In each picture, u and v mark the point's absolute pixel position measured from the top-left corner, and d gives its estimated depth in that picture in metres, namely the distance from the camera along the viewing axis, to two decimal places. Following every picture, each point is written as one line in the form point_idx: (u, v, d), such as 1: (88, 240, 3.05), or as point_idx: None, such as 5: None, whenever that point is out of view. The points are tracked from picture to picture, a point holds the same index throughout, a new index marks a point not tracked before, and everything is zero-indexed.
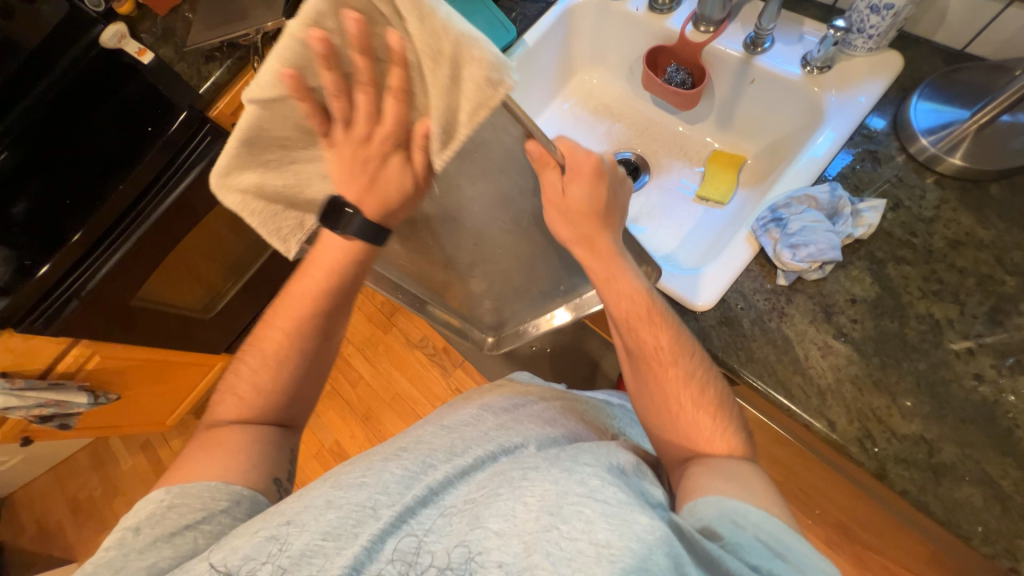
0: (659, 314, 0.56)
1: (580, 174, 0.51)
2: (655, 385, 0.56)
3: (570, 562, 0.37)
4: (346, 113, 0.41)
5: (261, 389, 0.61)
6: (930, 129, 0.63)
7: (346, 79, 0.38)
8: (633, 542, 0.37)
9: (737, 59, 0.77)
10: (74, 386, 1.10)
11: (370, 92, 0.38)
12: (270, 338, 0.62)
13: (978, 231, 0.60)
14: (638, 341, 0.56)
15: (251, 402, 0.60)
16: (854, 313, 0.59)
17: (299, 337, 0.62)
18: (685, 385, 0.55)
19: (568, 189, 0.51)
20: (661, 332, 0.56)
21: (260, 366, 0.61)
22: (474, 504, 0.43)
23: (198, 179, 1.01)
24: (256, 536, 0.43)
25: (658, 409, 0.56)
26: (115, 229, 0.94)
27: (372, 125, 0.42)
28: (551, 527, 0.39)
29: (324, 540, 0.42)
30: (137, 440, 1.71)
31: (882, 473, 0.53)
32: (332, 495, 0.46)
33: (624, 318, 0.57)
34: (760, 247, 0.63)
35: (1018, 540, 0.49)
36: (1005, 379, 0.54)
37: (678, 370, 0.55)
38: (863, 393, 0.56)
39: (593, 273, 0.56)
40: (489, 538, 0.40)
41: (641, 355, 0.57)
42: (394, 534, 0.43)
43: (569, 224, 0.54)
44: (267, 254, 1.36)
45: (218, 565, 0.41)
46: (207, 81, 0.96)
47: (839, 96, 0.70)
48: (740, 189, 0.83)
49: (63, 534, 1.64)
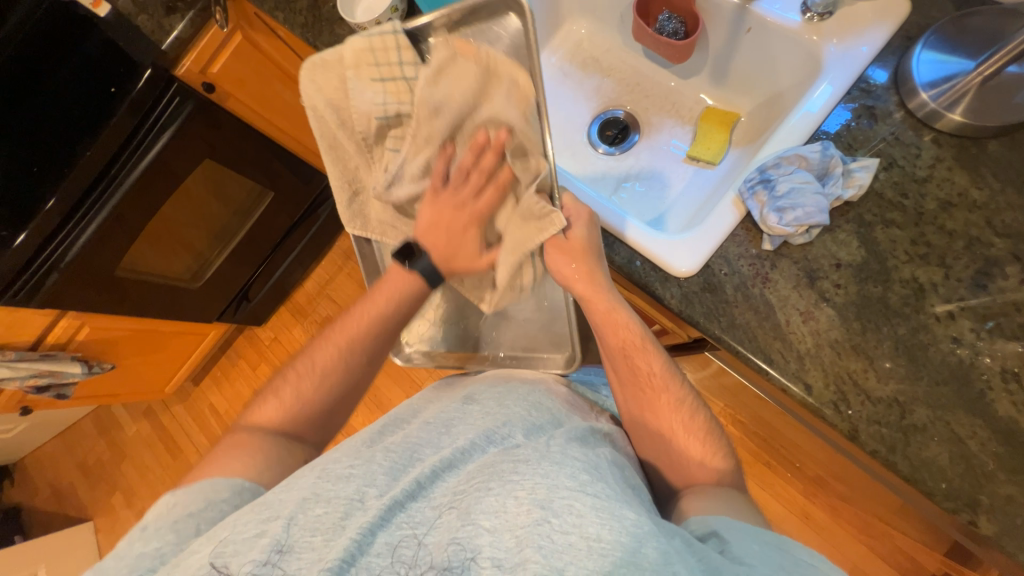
0: (652, 345, 0.59)
1: (578, 219, 0.59)
2: (649, 412, 0.58)
3: (561, 555, 0.39)
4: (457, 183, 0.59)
5: (304, 396, 0.62)
6: (932, 82, 0.60)
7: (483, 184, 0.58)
8: (624, 536, 0.39)
9: (733, 6, 0.71)
10: (67, 356, 1.11)
11: (490, 187, 0.58)
12: (321, 351, 0.64)
13: (972, 191, 0.58)
14: (631, 368, 0.59)
15: (288, 408, 0.62)
16: (838, 278, 0.58)
17: (349, 354, 0.64)
18: (677, 412, 0.57)
19: (571, 231, 0.58)
20: (653, 358, 0.59)
21: (306, 373, 0.63)
22: (465, 496, 0.45)
23: (172, 143, 0.96)
24: (246, 530, 0.43)
25: (653, 436, 0.58)
26: (89, 198, 0.91)
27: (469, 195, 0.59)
28: (543, 521, 0.41)
29: (312, 536, 0.43)
30: (139, 407, 1.74)
31: (853, 434, 0.54)
32: (319, 487, 0.46)
33: (617, 347, 0.59)
34: (747, 210, 0.61)
35: (979, 495, 0.51)
36: (983, 341, 0.54)
37: (671, 397, 0.58)
38: (841, 357, 0.56)
39: (592, 309, 0.59)
40: (481, 535, 0.41)
41: (635, 384, 0.59)
42: (384, 529, 0.43)
43: (569, 260, 0.58)
44: (251, 222, 1.31)
45: (218, 564, 0.41)
46: (170, 35, 0.87)
47: (839, 45, 0.66)
48: (731, 149, 0.80)
49: (76, 495, 1.71)
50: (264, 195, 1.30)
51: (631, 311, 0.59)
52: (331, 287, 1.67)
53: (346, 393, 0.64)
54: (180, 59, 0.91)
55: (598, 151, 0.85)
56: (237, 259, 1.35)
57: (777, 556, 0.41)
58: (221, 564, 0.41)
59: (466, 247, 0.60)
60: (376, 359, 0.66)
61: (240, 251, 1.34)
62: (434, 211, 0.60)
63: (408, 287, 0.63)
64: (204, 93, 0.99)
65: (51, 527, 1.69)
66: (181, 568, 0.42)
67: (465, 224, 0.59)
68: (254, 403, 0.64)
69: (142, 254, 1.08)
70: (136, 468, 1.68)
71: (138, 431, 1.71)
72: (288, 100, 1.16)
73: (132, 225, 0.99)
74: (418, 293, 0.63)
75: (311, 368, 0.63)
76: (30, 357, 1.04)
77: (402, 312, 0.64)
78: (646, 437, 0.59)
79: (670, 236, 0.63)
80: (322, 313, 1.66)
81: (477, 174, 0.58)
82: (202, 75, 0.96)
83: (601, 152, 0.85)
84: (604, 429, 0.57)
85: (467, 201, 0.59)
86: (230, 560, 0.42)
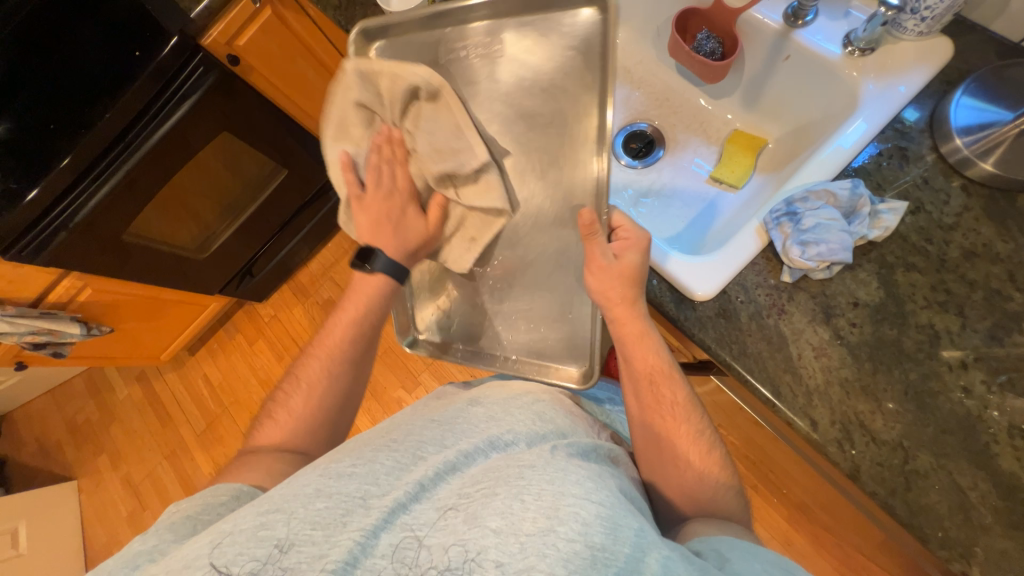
0: (679, 374, 0.59)
1: (630, 242, 0.58)
2: (665, 441, 0.57)
3: (567, 563, 0.38)
4: (374, 179, 0.62)
5: (296, 412, 0.63)
6: (967, 129, 0.59)
7: (392, 163, 0.62)
8: (627, 545, 0.40)
9: (774, 31, 0.71)
10: (67, 316, 1.11)
11: (400, 163, 0.62)
12: (307, 365, 0.66)
13: (997, 243, 0.58)
14: (655, 396, 0.58)
15: (287, 426, 0.63)
16: (855, 317, 0.58)
17: (331, 361, 0.65)
18: (695, 443, 0.57)
19: (621, 255, 0.57)
20: (677, 388, 0.58)
21: (294, 388, 0.65)
22: (471, 500, 0.44)
23: (192, 113, 0.94)
24: (249, 519, 0.43)
25: (664, 466, 0.57)
26: (105, 161, 0.90)
27: (389, 184, 0.63)
28: (549, 530, 0.40)
29: (312, 530, 0.42)
30: (133, 371, 1.74)
31: (854, 474, 0.54)
32: (321, 483, 0.46)
33: (642, 376, 0.59)
34: (770, 240, 0.61)
35: (974, 547, 0.51)
36: (993, 395, 0.54)
37: (691, 428, 0.57)
38: (849, 396, 0.56)
39: (623, 332, 0.59)
40: (487, 536, 0.40)
41: (654, 407, 0.58)
42: (387, 529, 0.43)
43: (601, 289, 0.58)
44: (262, 199, 1.30)
45: (217, 564, 0.40)
46: (200, 4, 0.86)
47: (878, 82, 0.65)
48: (756, 174, 0.79)
49: (62, 453, 1.71)
50: (276, 170, 1.28)
51: (660, 340, 0.59)
52: (335, 270, 1.65)
53: (340, 401, 0.65)
54: (208, 29, 0.90)
55: (621, 162, 0.86)
56: (245, 234, 1.34)
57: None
58: (219, 565, 0.40)
59: (411, 222, 0.63)
60: (364, 354, 0.67)
61: (248, 225, 1.33)
62: (369, 213, 0.63)
63: (377, 288, 0.65)
64: (230, 66, 0.99)
65: (34, 482, 1.69)
66: (178, 564, 0.41)
67: (404, 209, 0.63)
68: (256, 430, 0.65)
69: (150, 220, 1.07)
70: (125, 432, 1.68)
71: (130, 395, 1.71)
72: (310, 78, 1.17)
73: (146, 191, 0.98)
74: (388, 290, 0.65)
75: (298, 384, 0.65)
76: (30, 314, 1.03)
77: (377, 310, 0.66)
78: (655, 457, 0.58)
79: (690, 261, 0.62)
80: (325, 295, 1.64)
81: (386, 162, 0.62)
82: (228, 47, 0.95)
83: (624, 164, 0.86)
84: (609, 449, 0.56)
85: (391, 185, 0.63)
86: (232, 559, 0.40)
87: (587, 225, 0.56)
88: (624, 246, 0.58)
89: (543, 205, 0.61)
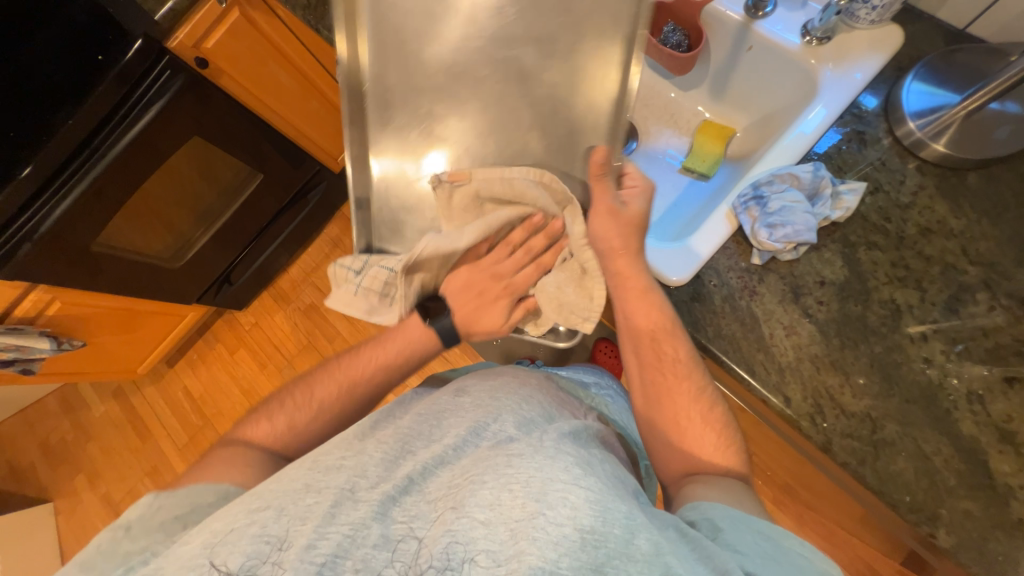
0: (680, 332, 0.59)
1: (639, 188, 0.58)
2: (664, 398, 0.57)
3: (556, 547, 0.38)
4: (498, 255, 0.61)
5: (294, 429, 0.60)
6: (919, 112, 0.62)
7: (519, 248, 0.60)
8: (617, 527, 0.40)
9: (737, 23, 0.73)
10: (35, 331, 1.06)
11: (526, 253, 0.61)
12: (323, 383, 0.62)
13: (950, 220, 0.61)
14: (658, 351, 0.58)
15: (280, 437, 0.59)
16: (822, 295, 0.60)
17: (347, 398, 0.62)
18: (695, 402, 0.56)
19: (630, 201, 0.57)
20: (679, 344, 0.58)
21: (301, 403, 0.61)
22: (461, 490, 0.44)
23: (161, 117, 0.92)
24: (239, 517, 0.42)
25: (656, 435, 0.58)
26: (70, 167, 0.87)
27: (506, 261, 0.61)
28: (537, 514, 0.40)
29: (302, 523, 0.41)
30: (108, 387, 1.68)
31: (827, 446, 0.56)
32: (311, 478, 0.46)
33: (642, 332, 0.59)
34: (739, 224, 0.63)
35: (940, 509, 0.53)
36: (952, 363, 0.56)
37: (692, 386, 0.57)
38: (820, 371, 0.58)
39: (626, 286, 0.59)
40: (475, 527, 0.40)
41: (656, 365, 0.58)
42: (381, 519, 0.42)
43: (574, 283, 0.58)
44: (238, 203, 1.27)
45: (218, 562, 0.39)
46: (164, 6, 0.85)
47: (835, 70, 0.67)
48: (727, 162, 0.84)
49: (35, 476, 1.64)
50: (252, 176, 1.25)
51: (662, 295, 0.60)
52: (316, 274, 1.63)
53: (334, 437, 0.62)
54: (173, 31, 0.88)
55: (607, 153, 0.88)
56: (221, 241, 1.31)
57: (762, 548, 0.41)
58: (218, 562, 0.39)
59: (486, 315, 0.62)
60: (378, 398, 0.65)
61: (224, 232, 1.30)
62: (466, 279, 0.62)
63: (424, 343, 0.62)
64: (198, 68, 0.96)
65: (6, 508, 1.61)
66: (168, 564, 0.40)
67: (497, 300, 0.61)
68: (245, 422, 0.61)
69: (120, 228, 1.04)
70: (103, 450, 1.63)
71: (106, 412, 1.66)
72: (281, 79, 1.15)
73: (115, 198, 0.95)
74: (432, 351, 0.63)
75: (306, 400, 0.61)
76: None
77: (417, 364, 0.64)
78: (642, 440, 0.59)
79: (677, 245, 0.64)
80: (307, 300, 1.62)
81: (515, 247, 0.61)
82: (195, 50, 0.93)
83: None
84: (597, 430, 0.57)
85: (506, 269, 0.61)
86: (226, 554, 0.39)
87: (598, 165, 0.53)
88: (633, 193, 0.57)
89: (523, 124, 0.54)
